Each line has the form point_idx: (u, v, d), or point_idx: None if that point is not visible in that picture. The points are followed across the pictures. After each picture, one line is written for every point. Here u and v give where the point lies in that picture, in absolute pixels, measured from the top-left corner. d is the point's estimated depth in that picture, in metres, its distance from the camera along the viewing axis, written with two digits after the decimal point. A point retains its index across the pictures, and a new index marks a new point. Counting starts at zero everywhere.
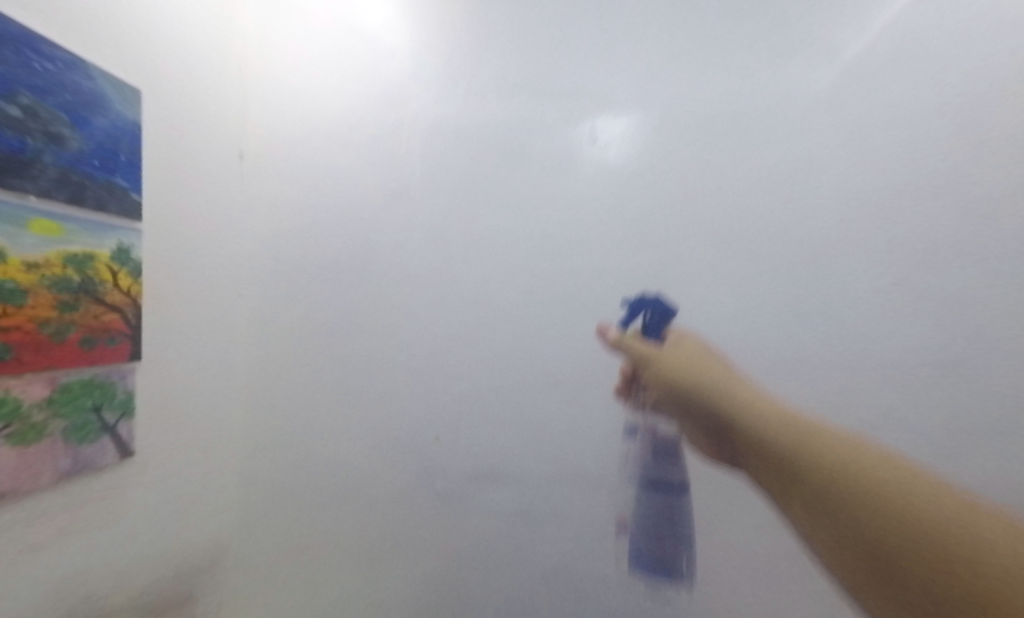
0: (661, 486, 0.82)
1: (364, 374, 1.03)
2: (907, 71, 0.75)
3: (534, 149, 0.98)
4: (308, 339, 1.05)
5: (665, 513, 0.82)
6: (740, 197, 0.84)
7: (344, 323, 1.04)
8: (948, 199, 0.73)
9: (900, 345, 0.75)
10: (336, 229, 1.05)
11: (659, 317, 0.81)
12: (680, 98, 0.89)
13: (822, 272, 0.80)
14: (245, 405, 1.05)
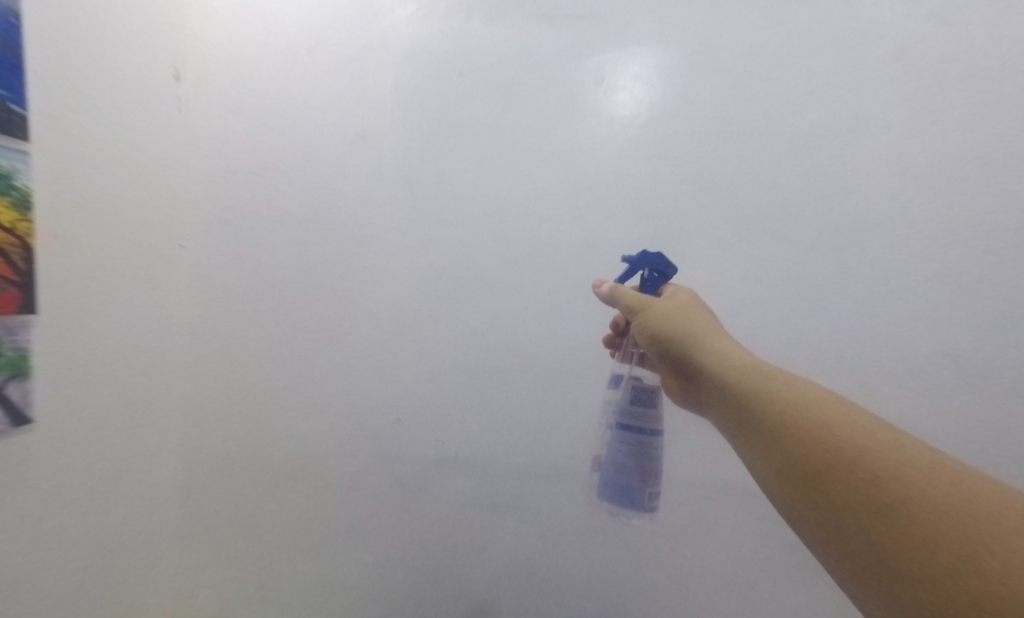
0: (642, 427, 0.68)
1: (317, 344, 0.91)
2: (958, 36, 0.66)
3: (528, 86, 0.83)
4: (258, 301, 0.93)
5: (643, 447, 0.67)
6: (764, 170, 0.75)
7: (298, 284, 0.91)
8: (987, 189, 0.65)
9: (914, 347, 0.68)
10: (294, 173, 0.91)
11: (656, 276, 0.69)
12: (703, 40, 0.76)
13: (836, 261, 0.72)
14: (188, 366, 0.95)
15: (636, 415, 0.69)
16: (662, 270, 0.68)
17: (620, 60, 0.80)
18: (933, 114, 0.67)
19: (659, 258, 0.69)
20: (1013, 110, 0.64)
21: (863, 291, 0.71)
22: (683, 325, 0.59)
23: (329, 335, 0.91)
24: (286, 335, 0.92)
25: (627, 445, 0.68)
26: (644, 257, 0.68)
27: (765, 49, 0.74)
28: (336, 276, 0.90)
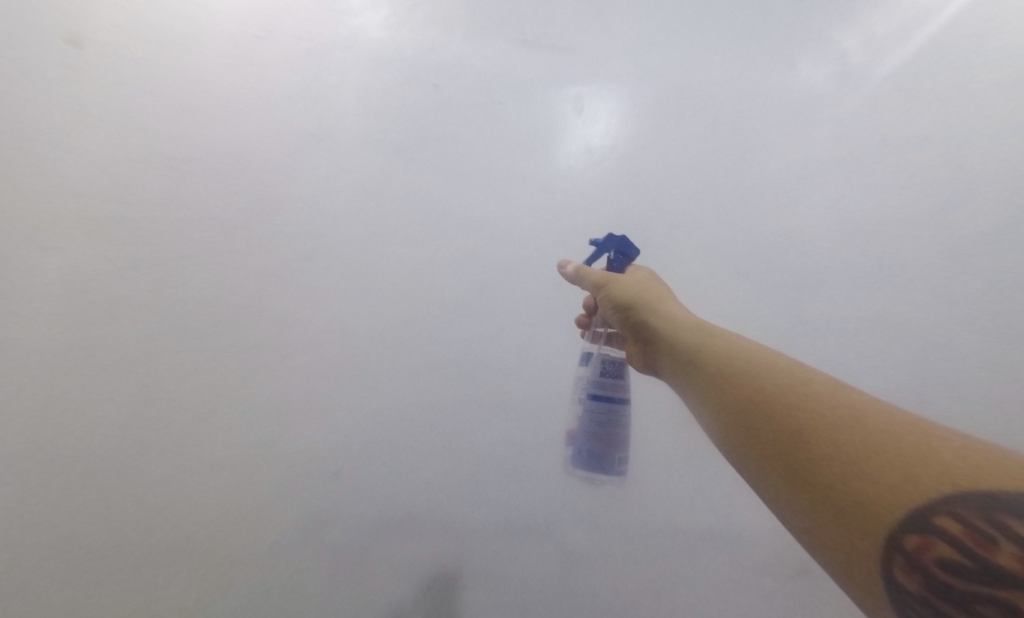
0: (609, 391, 0.64)
1: (236, 382, 0.71)
2: (874, 112, 0.78)
3: (508, 107, 0.81)
4: (151, 327, 0.70)
5: (611, 411, 0.63)
6: (730, 211, 0.79)
7: (216, 304, 0.72)
8: (906, 241, 0.76)
9: (873, 380, 0.72)
10: (225, 169, 0.76)
11: (620, 258, 0.66)
12: (674, 85, 0.81)
13: (798, 300, 0.76)
14: (23, 424, 0.64)
15: (606, 383, 0.64)
16: (627, 253, 0.66)
17: (596, 94, 0.81)
18: (863, 172, 0.77)
19: (623, 241, 0.67)
20: (919, 176, 0.77)
21: (821, 329, 0.75)
22: (647, 298, 0.59)
23: (254, 369, 0.72)
24: (190, 372, 0.70)
25: (596, 411, 0.63)
26: (610, 241, 0.66)
27: (725, 101, 0.80)
28: (271, 295, 0.74)
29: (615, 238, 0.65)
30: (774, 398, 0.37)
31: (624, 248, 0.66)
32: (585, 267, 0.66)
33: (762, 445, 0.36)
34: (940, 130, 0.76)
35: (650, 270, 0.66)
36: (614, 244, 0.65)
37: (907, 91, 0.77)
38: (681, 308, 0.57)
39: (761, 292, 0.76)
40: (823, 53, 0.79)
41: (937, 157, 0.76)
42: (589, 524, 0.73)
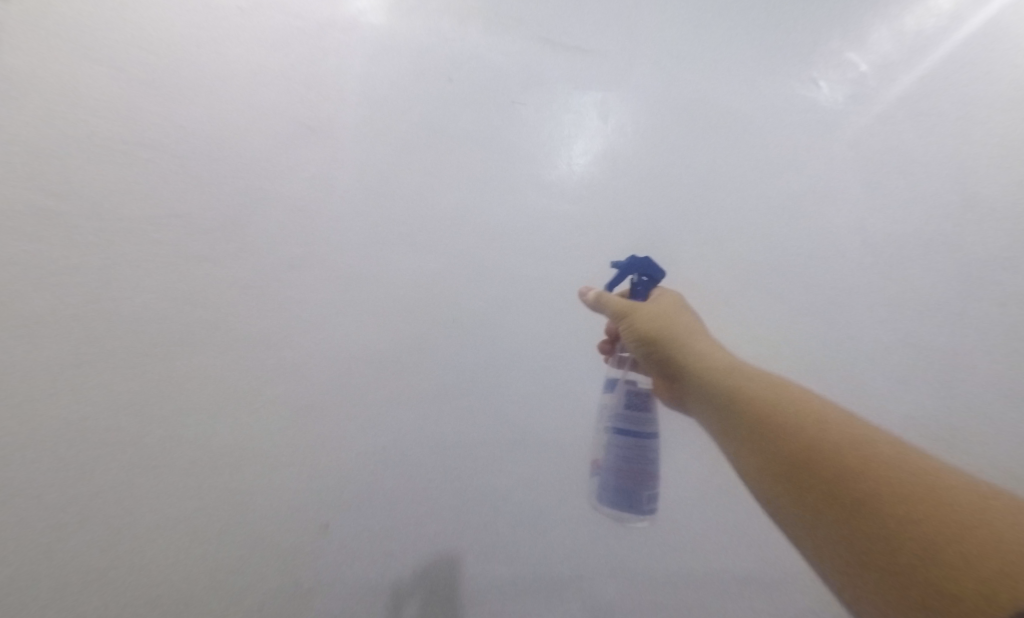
0: (638, 423, 0.57)
1: (196, 420, 0.58)
2: (891, 133, 0.78)
3: (526, 107, 0.74)
4: (83, 352, 0.56)
5: (640, 444, 0.56)
6: (758, 227, 0.75)
7: (175, 323, 0.59)
8: (936, 260, 0.74)
9: (914, 406, 0.68)
10: (195, 158, 0.63)
11: (642, 282, 0.58)
12: (697, 96, 0.78)
13: (834, 319, 0.71)
14: None
15: (634, 414, 0.58)
16: (648, 274, 0.58)
17: (620, 100, 0.76)
18: (884, 193, 0.76)
19: (647, 262, 0.58)
20: (939, 196, 0.76)
21: (857, 353, 0.70)
22: (673, 331, 0.50)
23: (222, 403, 0.59)
24: (134, 409, 0.56)
25: (623, 445, 0.57)
26: (631, 262, 0.58)
27: (750, 114, 0.78)
28: (246, 311, 0.62)
29: (634, 260, 0.58)
30: (851, 470, 0.29)
31: (646, 270, 0.58)
32: (604, 294, 0.59)
33: (796, 506, 0.31)
34: (951, 153, 0.77)
35: (677, 293, 0.57)
36: (633, 266, 0.58)
37: (920, 116, 0.78)
38: (706, 337, 0.50)
39: (795, 313, 0.71)
40: (842, 72, 0.79)
41: (951, 178, 0.77)
42: (620, 579, 0.63)
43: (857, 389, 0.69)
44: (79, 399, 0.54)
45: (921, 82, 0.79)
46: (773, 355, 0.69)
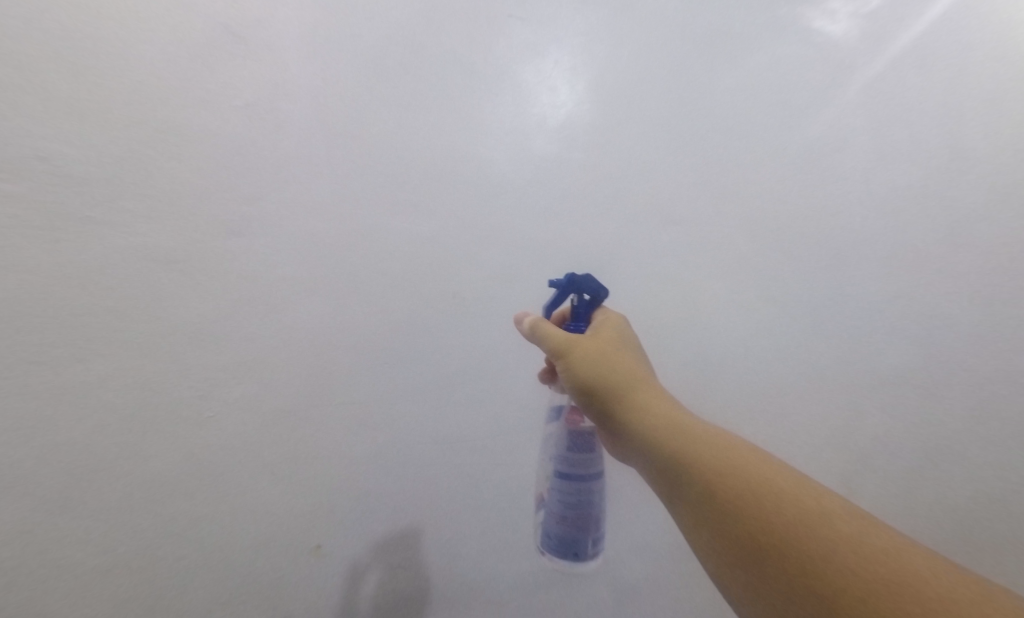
0: (580, 465, 0.49)
1: (129, 438, 0.46)
2: (928, 51, 0.69)
3: (521, 23, 0.61)
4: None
5: (583, 490, 0.49)
6: (773, 180, 0.67)
7: (75, 315, 0.45)
8: (976, 195, 0.67)
9: (949, 354, 0.64)
10: (69, 74, 0.46)
11: (581, 305, 0.48)
12: (712, 18, 0.68)
13: (865, 269, 0.65)
14: None
15: (576, 458, 0.49)
16: (587, 292, 0.48)
17: (628, 20, 0.65)
18: (907, 139, 0.68)
19: (583, 279, 0.48)
20: (980, 120, 0.69)
21: (868, 319, 0.65)
22: (614, 376, 0.41)
23: (162, 415, 0.47)
24: (42, 424, 0.44)
25: (565, 492, 0.49)
26: (566, 280, 0.48)
27: (764, 48, 0.69)
28: (177, 291, 0.48)
29: (571, 277, 0.48)
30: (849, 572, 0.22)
31: (583, 288, 0.48)
32: (539, 322, 0.46)
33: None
34: (993, 71, 0.69)
35: (621, 317, 0.47)
36: (568, 285, 0.48)
37: (953, 31, 0.69)
38: (649, 376, 0.42)
39: (809, 276, 0.65)
40: (858, 5, 0.70)
41: (992, 100, 0.69)
42: (640, 559, 0.60)
43: (869, 356, 0.64)
44: None
45: None
46: (783, 322, 0.64)
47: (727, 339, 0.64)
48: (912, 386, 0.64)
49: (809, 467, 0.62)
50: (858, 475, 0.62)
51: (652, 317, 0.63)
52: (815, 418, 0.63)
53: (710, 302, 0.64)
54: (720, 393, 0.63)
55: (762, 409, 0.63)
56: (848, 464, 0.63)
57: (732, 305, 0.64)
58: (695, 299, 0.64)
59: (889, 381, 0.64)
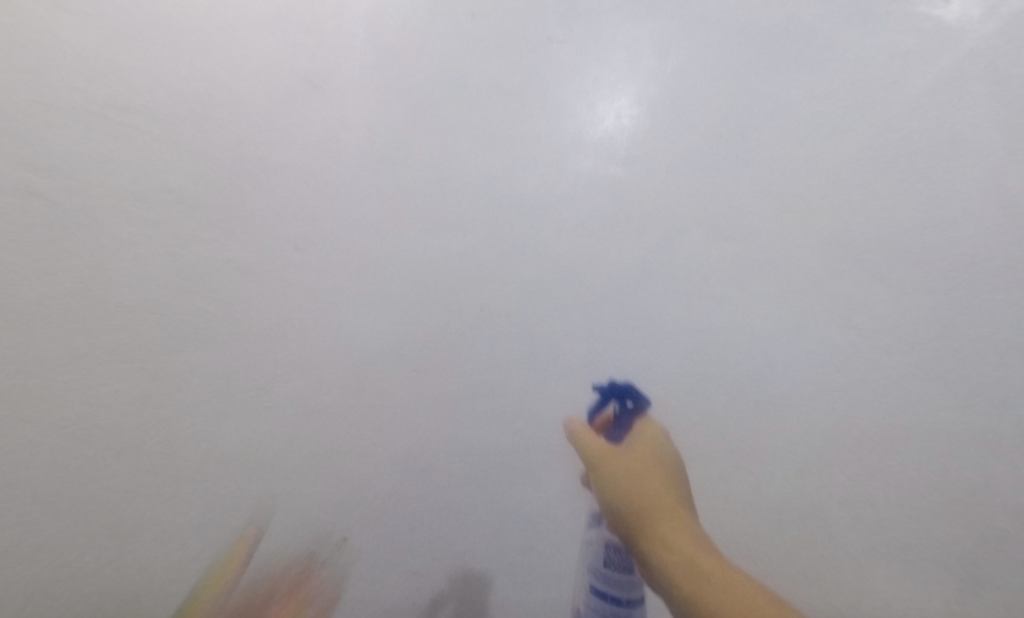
0: (622, 587, 0.42)
1: (210, 416, 0.52)
2: None
3: (564, 48, 0.63)
4: (99, 333, 0.51)
5: (623, 615, 0.42)
6: (859, 185, 0.58)
7: (183, 311, 0.53)
8: None
9: None
10: (187, 124, 0.57)
11: (623, 412, 0.47)
12: (774, 23, 0.63)
13: (965, 302, 0.55)
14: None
15: (613, 573, 0.43)
16: (630, 399, 0.48)
17: (678, 33, 0.63)
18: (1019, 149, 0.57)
19: (626, 387, 0.48)
20: None
21: (987, 350, 0.53)
22: (649, 499, 0.37)
23: (236, 401, 0.53)
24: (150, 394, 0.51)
25: (605, 617, 0.43)
26: (610, 386, 0.49)
27: (847, 39, 0.62)
28: (245, 300, 0.55)
29: (613, 383, 0.49)
30: None
31: (625, 395, 0.48)
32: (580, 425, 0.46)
33: None
34: None
35: (659, 429, 0.45)
36: (609, 391, 0.49)
37: None
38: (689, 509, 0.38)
39: (894, 306, 0.55)
40: None
41: None
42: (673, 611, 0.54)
43: (987, 398, 0.52)
44: (68, 398, 0.49)
45: None
46: (874, 353, 0.54)
47: (797, 373, 0.54)
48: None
49: (913, 543, 0.49)
50: (983, 558, 0.49)
51: (700, 343, 0.56)
52: (909, 479, 0.51)
53: (769, 329, 0.56)
54: (786, 438, 0.53)
55: (843, 462, 0.52)
56: (971, 545, 0.49)
57: (797, 335, 0.56)
58: (753, 325, 0.56)
59: (1008, 439, 0.51)
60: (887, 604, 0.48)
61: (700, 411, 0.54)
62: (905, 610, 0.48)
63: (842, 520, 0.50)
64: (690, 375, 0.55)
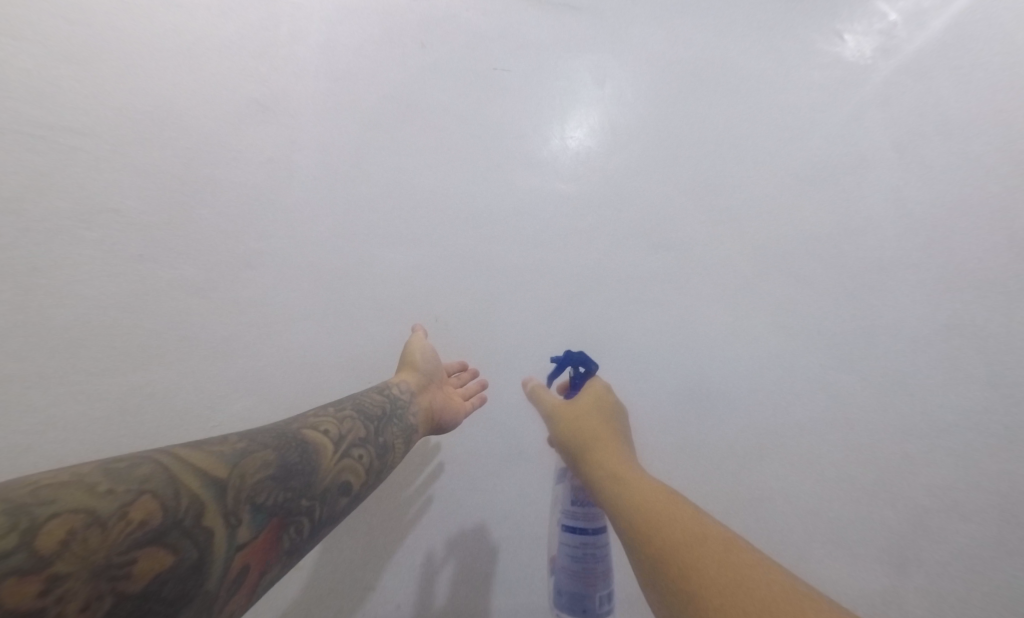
0: (586, 516, 0.47)
1: (195, 430, 0.52)
2: (949, 70, 0.65)
3: (512, 76, 0.68)
4: (108, 332, 0.52)
5: (590, 542, 0.47)
6: (778, 201, 0.64)
7: (183, 324, 0.54)
8: (1018, 220, 0.60)
9: (1000, 399, 0.55)
10: (139, 143, 0.58)
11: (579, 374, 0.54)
12: (704, 52, 0.69)
13: (884, 299, 0.59)
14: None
15: (581, 508, 0.48)
16: (582, 365, 0.54)
17: (617, 63, 0.69)
18: (925, 161, 0.63)
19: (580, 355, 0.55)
20: (1016, 139, 0.62)
21: (902, 349, 0.58)
22: (587, 432, 0.47)
23: (222, 415, 0.53)
24: (143, 401, 0.51)
25: (573, 545, 0.47)
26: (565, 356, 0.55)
27: (757, 73, 0.68)
28: (197, 315, 0.55)
29: (567, 353, 0.55)
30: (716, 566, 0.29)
31: (578, 362, 0.54)
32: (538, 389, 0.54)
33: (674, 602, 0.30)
34: None
35: (605, 385, 0.53)
36: (564, 360, 0.55)
37: (977, 51, 0.65)
38: (623, 439, 0.47)
39: (821, 305, 0.60)
40: (869, 23, 0.68)
41: None
42: (633, 605, 0.55)
43: (906, 393, 0.56)
44: (6, 421, 0.47)
45: (981, 12, 0.67)
46: (801, 351, 0.59)
47: (733, 368, 0.59)
48: (971, 428, 0.54)
49: (845, 520, 0.53)
50: (913, 534, 0.52)
51: (644, 344, 0.61)
52: (839, 464, 0.55)
53: (708, 331, 0.60)
54: (725, 428, 0.57)
55: (777, 450, 0.56)
56: (899, 520, 0.52)
57: (732, 335, 0.60)
58: (692, 325, 0.61)
59: (929, 425, 0.55)
60: (821, 583, 0.51)
61: (644, 407, 0.58)
62: (835, 587, 0.51)
63: (779, 503, 0.54)
64: (636, 373, 0.60)
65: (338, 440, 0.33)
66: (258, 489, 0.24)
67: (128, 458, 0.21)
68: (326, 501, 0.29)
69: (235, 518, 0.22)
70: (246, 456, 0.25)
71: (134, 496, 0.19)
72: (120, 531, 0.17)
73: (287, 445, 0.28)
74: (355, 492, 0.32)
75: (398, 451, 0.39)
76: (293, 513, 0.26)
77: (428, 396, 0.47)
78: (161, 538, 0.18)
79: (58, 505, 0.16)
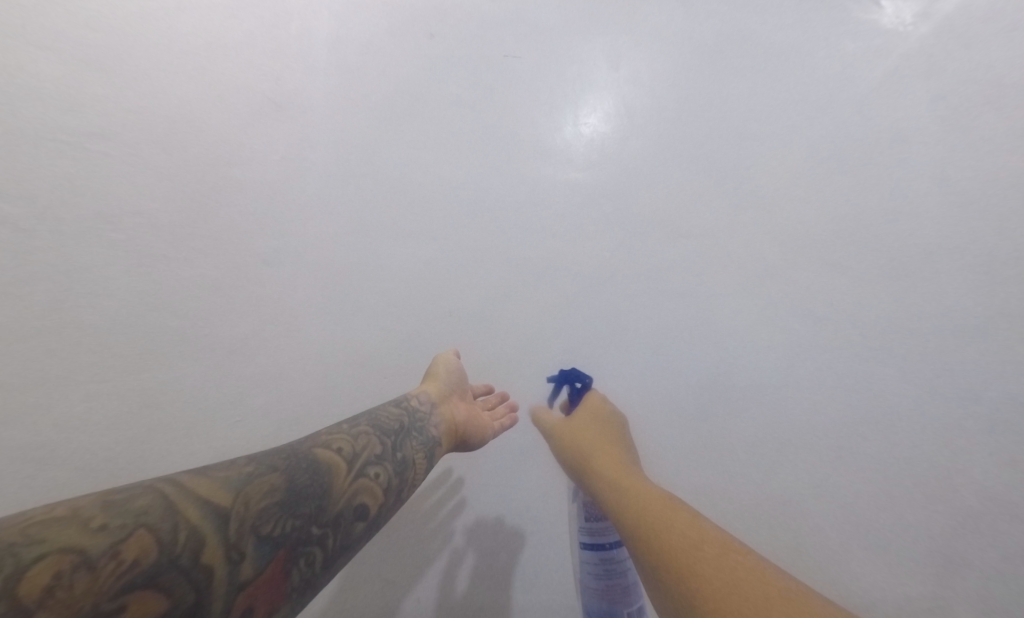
0: (603, 533, 0.47)
1: (214, 422, 0.53)
2: (999, 31, 0.60)
3: (524, 62, 0.66)
4: (130, 331, 0.53)
5: (610, 557, 0.46)
6: (804, 182, 0.60)
7: (200, 321, 0.55)
8: None
9: None
10: (158, 146, 0.59)
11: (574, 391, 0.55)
12: (726, 27, 0.66)
13: (922, 285, 0.56)
14: None
15: (596, 523, 0.47)
16: (578, 382, 0.55)
17: (634, 42, 0.66)
18: (970, 133, 0.58)
19: (575, 373, 0.55)
20: None
21: (942, 338, 0.54)
22: (590, 442, 0.46)
23: (239, 409, 0.54)
24: (163, 396, 0.53)
25: (594, 563, 0.47)
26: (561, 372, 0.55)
27: (783, 47, 0.65)
28: (214, 315, 0.56)
29: (562, 371, 0.55)
30: (720, 568, 0.29)
31: (573, 378, 0.54)
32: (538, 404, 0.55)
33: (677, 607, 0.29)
34: None
35: (603, 396, 0.53)
36: (560, 378, 0.56)
37: None
38: (627, 452, 0.47)
39: (852, 294, 0.57)
40: None
41: None
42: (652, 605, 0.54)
43: (948, 383, 0.52)
44: (41, 417, 0.49)
45: None
46: (829, 342, 0.56)
47: (755, 359, 0.57)
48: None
49: (880, 518, 0.50)
50: (957, 535, 0.48)
51: (663, 337, 0.59)
52: (872, 461, 0.52)
53: (729, 322, 0.58)
54: (747, 422, 0.55)
55: (803, 446, 0.53)
56: (946, 524, 0.49)
57: (755, 326, 0.58)
58: (712, 316, 0.59)
59: (973, 419, 0.51)
60: (850, 584, 0.49)
61: (659, 403, 0.57)
62: (867, 588, 0.49)
63: (805, 499, 0.52)
64: (655, 366, 0.58)
65: (351, 460, 0.32)
66: (262, 518, 0.25)
67: (128, 489, 0.22)
68: (341, 528, 0.29)
69: (238, 551, 0.22)
70: (250, 482, 0.26)
71: (129, 532, 0.19)
72: (110, 572, 0.17)
73: (297, 467, 0.29)
74: (372, 516, 0.32)
75: (419, 466, 0.39)
76: (304, 543, 0.26)
77: (449, 406, 0.47)
78: (155, 579, 0.19)
79: (46, 545, 0.17)
